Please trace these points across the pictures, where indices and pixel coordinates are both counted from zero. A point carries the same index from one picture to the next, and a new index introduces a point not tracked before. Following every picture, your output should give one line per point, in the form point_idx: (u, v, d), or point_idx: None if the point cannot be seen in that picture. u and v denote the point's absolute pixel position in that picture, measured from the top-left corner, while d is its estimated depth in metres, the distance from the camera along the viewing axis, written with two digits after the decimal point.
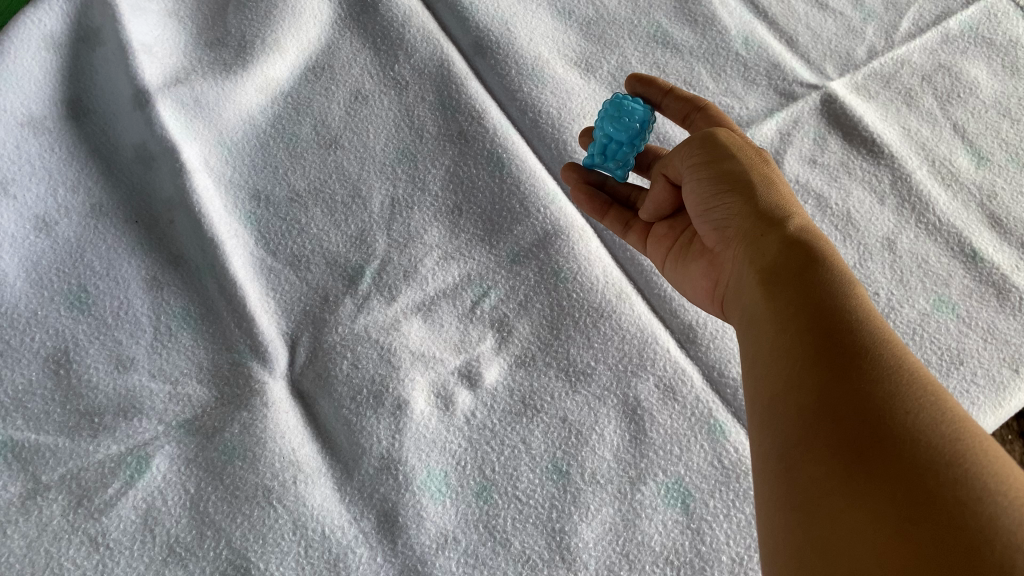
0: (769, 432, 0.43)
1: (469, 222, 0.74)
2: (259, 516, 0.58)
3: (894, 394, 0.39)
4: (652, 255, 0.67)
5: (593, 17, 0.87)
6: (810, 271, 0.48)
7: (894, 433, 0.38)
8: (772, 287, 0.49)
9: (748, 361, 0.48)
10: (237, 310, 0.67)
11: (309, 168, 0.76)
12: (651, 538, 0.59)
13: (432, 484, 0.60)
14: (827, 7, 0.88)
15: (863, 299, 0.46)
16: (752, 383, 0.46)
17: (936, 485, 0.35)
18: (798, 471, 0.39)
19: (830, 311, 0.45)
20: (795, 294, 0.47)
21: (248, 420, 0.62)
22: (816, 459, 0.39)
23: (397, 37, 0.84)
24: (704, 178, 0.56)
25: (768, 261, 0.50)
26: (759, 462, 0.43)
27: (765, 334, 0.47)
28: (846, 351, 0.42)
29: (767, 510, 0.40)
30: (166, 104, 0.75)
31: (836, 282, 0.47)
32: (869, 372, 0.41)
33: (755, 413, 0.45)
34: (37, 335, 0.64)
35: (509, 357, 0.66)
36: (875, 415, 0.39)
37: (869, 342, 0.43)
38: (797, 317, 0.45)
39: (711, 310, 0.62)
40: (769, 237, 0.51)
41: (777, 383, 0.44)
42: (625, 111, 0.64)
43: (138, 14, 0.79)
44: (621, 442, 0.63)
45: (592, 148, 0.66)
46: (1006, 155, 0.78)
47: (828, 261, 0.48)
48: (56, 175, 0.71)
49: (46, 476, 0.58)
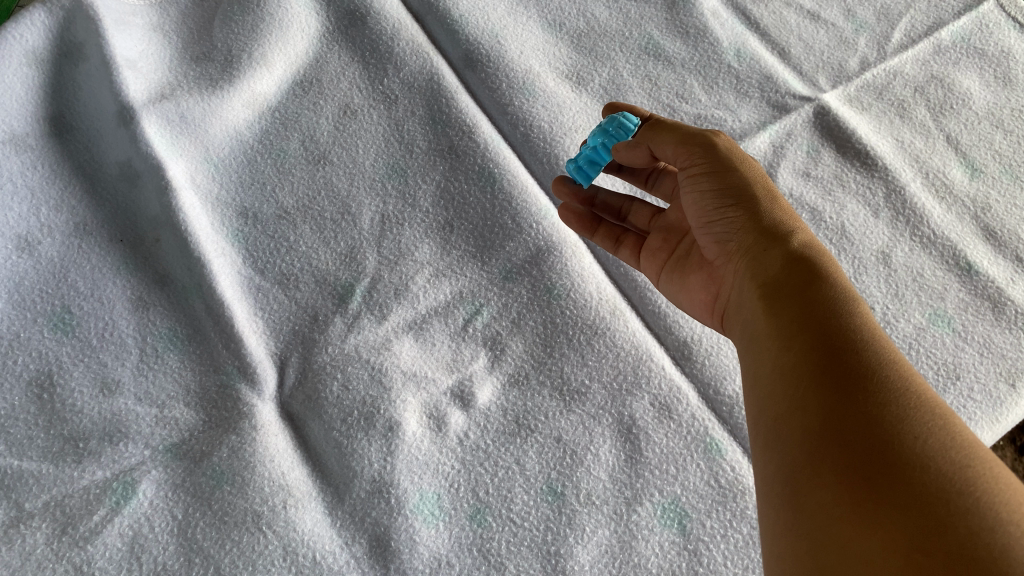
0: (774, 455, 0.42)
1: (461, 238, 0.73)
2: (248, 542, 0.57)
3: (900, 417, 0.39)
4: (645, 269, 0.67)
5: (584, 29, 0.86)
6: (810, 290, 0.47)
7: (902, 458, 0.37)
8: (772, 304, 0.48)
9: (749, 379, 0.47)
10: (225, 331, 0.65)
11: (297, 184, 0.75)
12: (647, 559, 0.58)
13: (424, 508, 0.59)
14: (818, 19, 0.88)
15: (867, 317, 0.46)
16: (756, 402, 0.46)
17: (947, 514, 0.35)
18: (804, 497, 0.39)
19: (832, 330, 0.44)
20: (796, 312, 0.46)
21: (237, 444, 0.61)
22: (822, 484, 0.38)
23: (386, 51, 0.83)
24: (706, 189, 0.56)
25: (768, 280, 0.50)
26: (764, 485, 0.42)
27: (766, 352, 0.47)
28: (849, 372, 0.42)
29: (773, 536, 0.39)
30: (151, 121, 0.73)
31: (838, 300, 0.46)
32: (874, 395, 0.40)
33: (760, 435, 0.44)
34: (20, 358, 0.63)
35: (501, 376, 0.66)
36: (881, 439, 0.38)
37: (874, 362, 0.42)
38: (799, 336, 0.45)
39: (710, 323, 0.61)
40: (769, 254, 0.51)
41: (780, 404, 0.43)
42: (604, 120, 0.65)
43: (122, 29, 0.78)
44: (616, 462, 0.62)
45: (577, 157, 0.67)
46: (999, 167, 0.78)
47: (829, 279, 0.48)
48: (39, 194, 0.70)
49: (29, 504, 0.57)
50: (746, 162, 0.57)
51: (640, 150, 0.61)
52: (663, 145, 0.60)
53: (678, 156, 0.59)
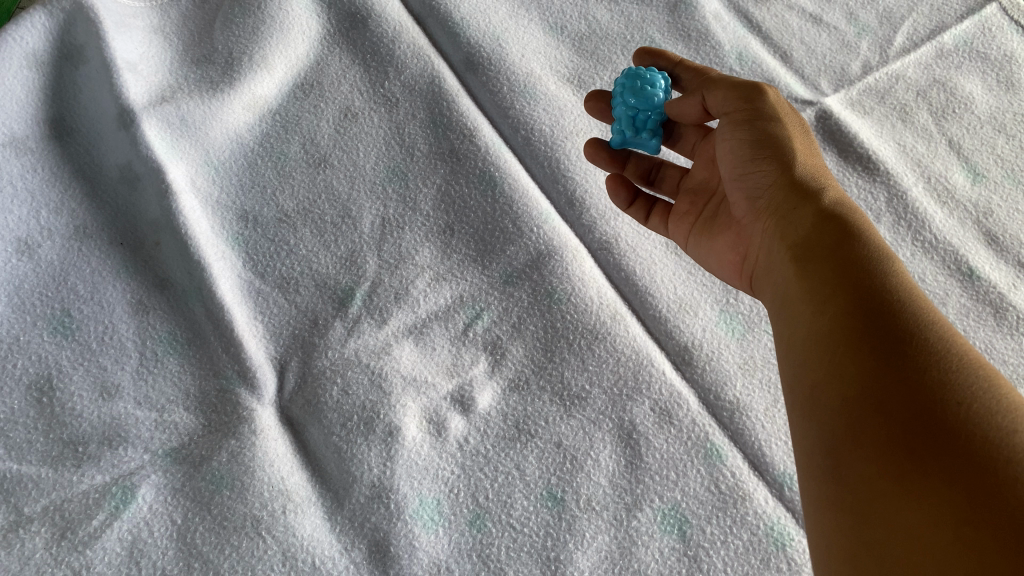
0: (811, 424, 0.42)
1: (461, 242, 0.72)
2: (247, 547, 0.57)
3: (942, 381, 0.39)
4: (673, 234, 0.68)
5: (585, 33, 0.86)
6: (845, 250, 0.47)
7: (945, 426, 0.37)
8: (806, 265, 0.48)
9: (783, 342, 0.47)
10: (225, 335, 0.65)
11: (298, 188, 0.74)
12: (647, 566, 0.58)
13: (424, 514, 0.59)
14: (820, 22, 0.88)
15: (904, 276, 0.45)
16: (789, 367, 0.46)
17: (995, 483, 0.35)
18: (844, 469, 0.39)
19: (870, 290, 0.44)
20: (831, 273, 0.46)
21: (237, 448, 0.60)
22: (863, 456, 0.38)
23: (387, 53, 0.83)
24: (744, 140, 0.57)
25: (805, 240, 0.50)
26: (803, 455, 0.42)
27: (801, 315, 0.46)
28: (887, 334, 0.41)
29: (816, 509, 0.40)
30: (152, 124, 0.73)
31: (875, 260, 0.46)
32: (915, 359, 0.40)
33: (795, 402, 0.44)
34: (20, 361, 0.63)
35: (502, 381, 0.65)
36: (923, 404, 0.38)
37: (914, 325, 0.42)
38: (835, 298, 0.45)
39: (737, 286, 0.62)
40: (804, 215, 0.51)
41: (816, 371, 0.43)
42: (645, 82, 0.66)
43: (122, 31, 0.78)
44: (617, 468, 0.62)
45: (618, 126, 0.67)
46: (1002, 171, 0.78)
47: (865, 238, 0.48)
48: (39, 197, 0.70)
49: (28, 509, 0.57)
50: (783, 120, 0.57)
51: (693, 99, 0.63)
52: (715, 89, 0.60)
53: (726, 102, 0.59)
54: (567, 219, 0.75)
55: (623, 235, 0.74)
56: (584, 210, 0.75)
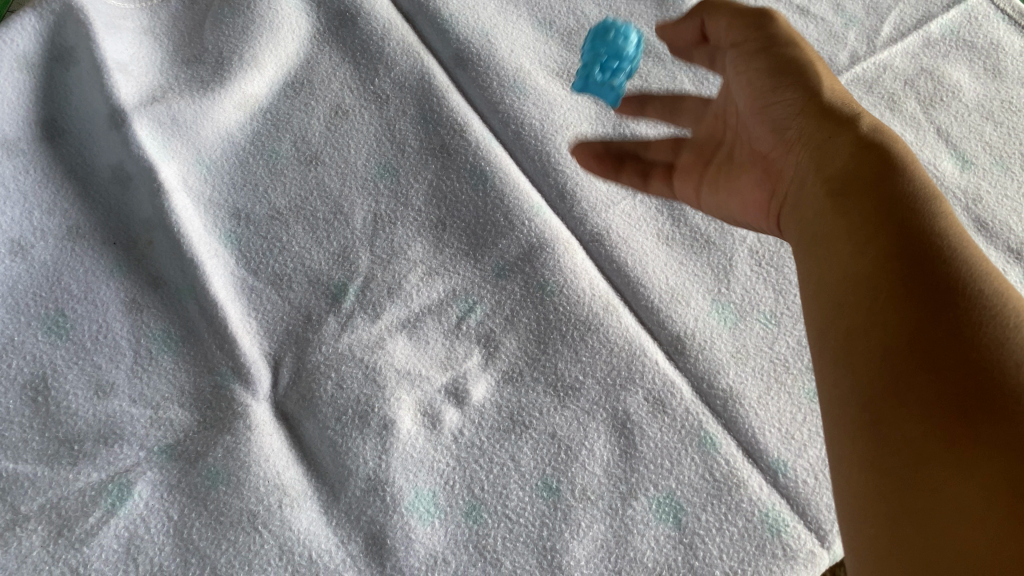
0: (846, 372, 0.40)
1: (453, 237, 0.73)
2: (245, 541, 0.57)
3: (1003, 341, 0.37)
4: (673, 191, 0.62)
5: (574, 28, 0.87)
6: (881, 185, 0.45)
7: (1009, 392, 0.35)
8: (840, 199, 0.46)
9: (810, 279, 0.45)
10: (218, 332, 0.66)
11: (289, 185, 0.75)
12: (643, 553, 0.58)
13: (420, 505, 0.59)
14: (808, 14, 0.88)
15: (949, 218, 0.44)
16: (819, 308, 0.43)
17: None
18: (885, 428, 0.37)
19: (913, 230, 0.42)
20: (869, 210, 0.44)
21: (232, 444, 0.61)
22: (908, 417, 0.36)
23: (377, 50, 0.83)
24: (762, 68, 0.55)
25: (837, 172, 0.48)
26: (832, 407, 0.40)
27: (834, 254, 0.44)
28: (937, 279, 0.40)
29: (845, 473, 0.38)
30: (142, 124, 0.74)
31: (918, 197, 0.44)
32: (971, 313, 0.38)
33: (826, 350, 0.42)
34: (14, 362, 0.63)
35: (496, 373, 0.66)
36: (981, 364, 0.36)
37: (966, 273, 0.40)
38: (874, 236, 0.43)
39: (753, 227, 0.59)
40: (836, 144, 0.49)
41: (854, 315, 0.41)
42: (617, 31, 0.63)
43: (112, 32, 0.78)
44: (610, 457, 0.62)
45: (582, 71, 0.64)
46: (990, 158, 0.78)
47: (903, 172, 0.46)
48: (32, 199, 0.70)
49: (24, 507, 0.57)
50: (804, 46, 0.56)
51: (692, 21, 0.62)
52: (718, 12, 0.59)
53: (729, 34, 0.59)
54: (559, 212, 0.75)
55: (614, 227, 0.74)
56: (575, 203, 0.75)
